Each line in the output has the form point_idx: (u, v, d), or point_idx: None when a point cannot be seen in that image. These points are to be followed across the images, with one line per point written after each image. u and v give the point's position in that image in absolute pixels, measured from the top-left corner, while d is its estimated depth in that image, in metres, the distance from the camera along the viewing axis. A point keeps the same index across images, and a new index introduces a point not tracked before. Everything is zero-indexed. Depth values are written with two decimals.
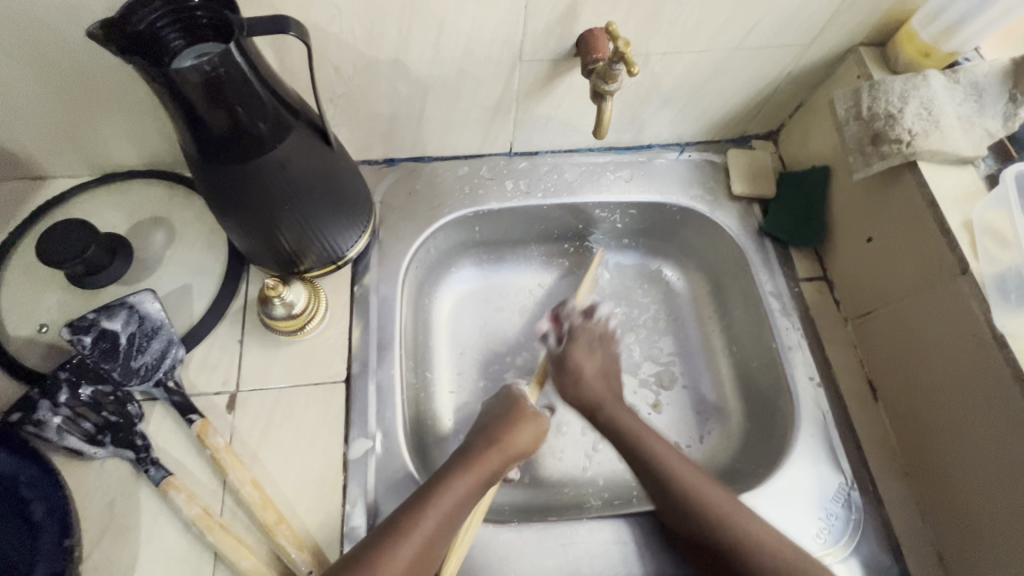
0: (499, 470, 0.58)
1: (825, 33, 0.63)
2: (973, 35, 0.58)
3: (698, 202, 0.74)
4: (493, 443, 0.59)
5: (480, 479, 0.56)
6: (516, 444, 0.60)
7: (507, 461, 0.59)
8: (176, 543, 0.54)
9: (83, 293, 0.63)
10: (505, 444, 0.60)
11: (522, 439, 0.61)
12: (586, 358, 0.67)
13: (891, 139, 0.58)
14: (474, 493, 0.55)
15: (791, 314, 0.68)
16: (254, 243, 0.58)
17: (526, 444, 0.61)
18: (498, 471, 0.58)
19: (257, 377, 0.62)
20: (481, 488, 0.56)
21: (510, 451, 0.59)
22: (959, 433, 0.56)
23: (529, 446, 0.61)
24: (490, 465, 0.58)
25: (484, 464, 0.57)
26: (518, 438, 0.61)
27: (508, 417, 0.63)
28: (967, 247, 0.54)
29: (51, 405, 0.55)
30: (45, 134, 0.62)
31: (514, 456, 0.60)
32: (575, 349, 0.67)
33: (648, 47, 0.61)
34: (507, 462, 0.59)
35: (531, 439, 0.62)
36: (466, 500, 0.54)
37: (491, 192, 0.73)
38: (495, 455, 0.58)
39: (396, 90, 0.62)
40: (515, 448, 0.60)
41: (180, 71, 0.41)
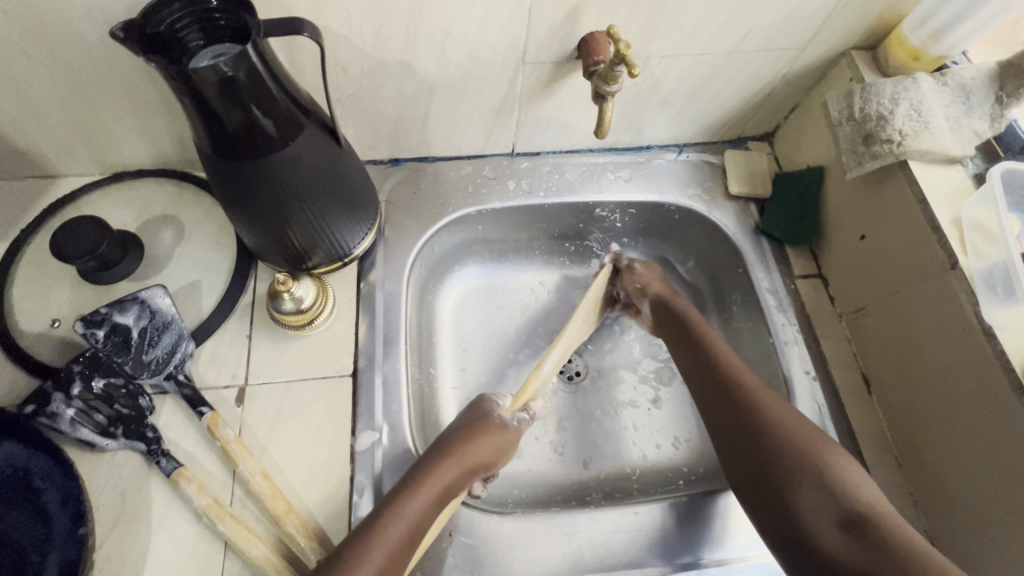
0: (455, 485, 0.56)
1: (818, 37, 0.65)
2: (961, 39, 0.60)
3: (696, 202, 0.76)
4: (445, 457, 0.57)
5: (433, 497, 0.54)
6: (473, 455, 0.58)
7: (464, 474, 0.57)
8: (187, 533, 0.55)
9: (94, 290, 0.64)
10: (460, 457, 0.57)
11: (478, 452, 0.59)
12: (654, 280, 0.72)
13: (883, 140, 0.60)
14: (429, 511, 0.53)
15: (787, 311, 0.70)
16: (264, 239, 0.59)
17: (485, 456, 0.59)
18: (456, 485, 0.56)
19: (265, 371, 0.63)
20: (436, 505, 0.54)
21: (467, 462, 0.57)
22: (950, 423, 0.57)
23: (488, 457, 0.59)
24: (445, 480, 0.55)
25: (433, 481, 0.55)
26: (474, 452, 0.58)
27: (466, 431, 0.60)
28: (956, 242, 0.56)
29: (65, 398, 0.56)
30: (57, 133, 0.63)
31: (473, 468, 0.58)
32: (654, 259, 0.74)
33: (648, 50, 0.63)
34: (466, 474, 0.57)
35: (491, 450, 0.60)
36: (419, 520, 0.52)
37: (494, 191, 0.75)
38: (450, 471, 0.56)
39: (402, 91, 0.64)
40: (471, 462, 0.58)
41: (198, 70, 0.43)
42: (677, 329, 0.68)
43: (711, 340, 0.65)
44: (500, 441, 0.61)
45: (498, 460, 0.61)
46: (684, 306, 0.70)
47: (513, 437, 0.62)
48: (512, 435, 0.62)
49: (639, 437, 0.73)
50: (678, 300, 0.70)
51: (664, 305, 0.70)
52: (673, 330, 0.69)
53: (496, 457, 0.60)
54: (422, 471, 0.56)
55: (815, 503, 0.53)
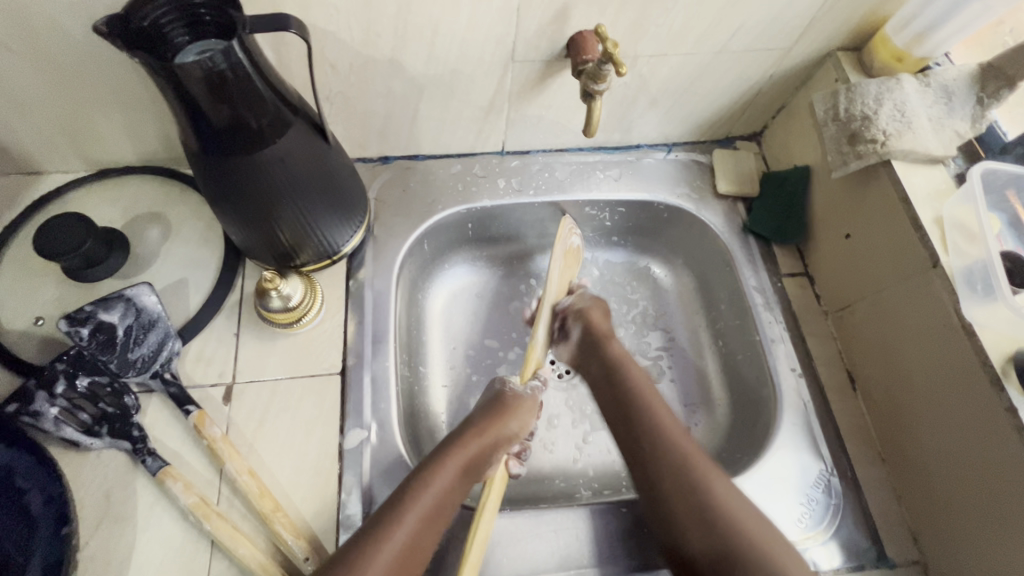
0: (480, 460, 0.58)
1: (804, 38, 0.65)
2: (943, 41, 0.61)
3: (684, 200, 0.76)
4: (469, 435, 0.59)
5: (456, 473, 0.56)
6: (494, 432, 0.60)
7: (489, 448, 0.59)
8: (173, 533, 0.55)
9: (79, 288, 0.64)
10: (480, 435, 0.59)
11: (503, 428, 0.60)
12: (598, 318, 0.68)
13: (867, 140, 0.61)
14: (450, 488, 0.55)
15: (773, 309, 0.71)
16: (252, 237, 0.59)
17: (511, 431, 0.61)
18: (481, 461, 0.58)
19: (253, 369, 0.63)
20: (461, 480, 0.56)
21: (487, 439, 0.59)
22: (933, 420, 0.58)
23: (514, 431, 0.61)
24: (465, 458, 0.57)
25: (456, 458, 0.56)
26: (498, 427, 0.60)
27: (488, 412, 0.61)
28: (937, 241, 0.57)
29: (48, 396, 0.55)
30: (42, 130, 0.62)
31: (499, 443, 0.59)
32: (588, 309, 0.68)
33: (636, 49, 0.63)
34: (491, 449, 0.59)
35: (516, 424, 0.61)
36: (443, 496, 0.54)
37: (483, 189, 0.75)
38: (471, 449, 0.58)
39: (391, 89, 0.64)
40: (495, 437, 0.59)
41: (184, 66, 0.42)
42: (612, 383, 0.65)
43: (646, 396, 0.62)
44: (524, 415, 0.62)
45: (524, 433, 0.62)
46: (618, 351, 0.67)
47: (530, 403, 0.64)
48: (529, 406, 0.64)
49: None
50: (613, 343, 0.67)
51: (597, 352, 0.67)
52: (607, 385, 0.65)
53: (523, 431, 0.62)
54: (447, 449, 0.57)
55: None
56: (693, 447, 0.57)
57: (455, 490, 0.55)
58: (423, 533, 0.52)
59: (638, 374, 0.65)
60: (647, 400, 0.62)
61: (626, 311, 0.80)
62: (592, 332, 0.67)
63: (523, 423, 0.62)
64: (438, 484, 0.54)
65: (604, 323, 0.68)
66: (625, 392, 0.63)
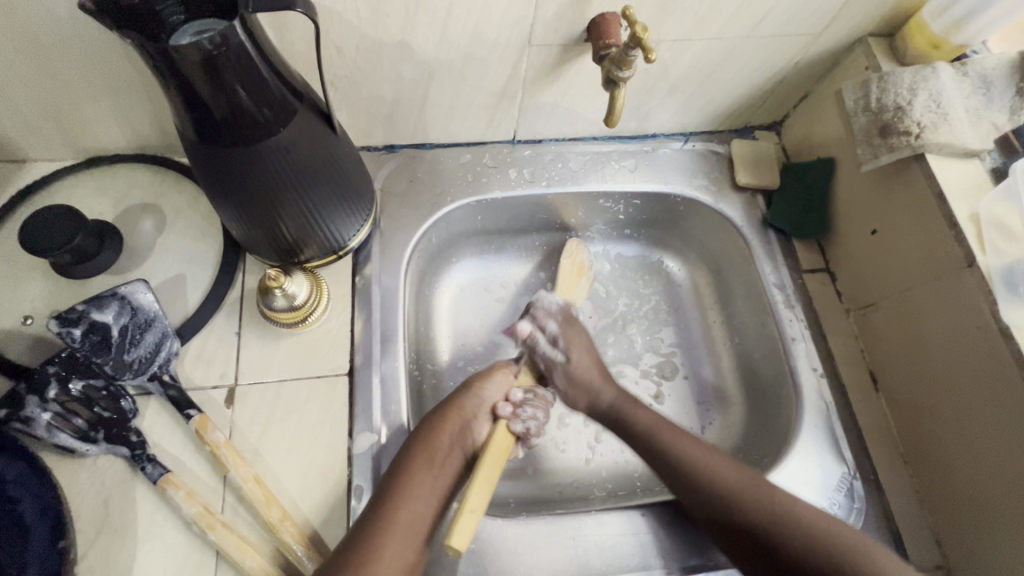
0: (460, 430, 0.58)
1: (836, 23, 0.62)
2: (982, 29, 0.58)
3: (702, 193, 0.73)
4: (444, 411, 0.58)
5: (440, 447, 0.56)
6: (470, 401, 0.60)
7: (466, 417, 0.59)
8: (176, 542, 0.52)
9: (70, 284, 0.60)
10: (458, 410, 0.59)
11: (476, 393, 0.60)
12: (583, 354, 0.66)
13: (900, 132, 0.58)
14: (437, 465, 0.54)
15: (794, 306, 0.68)
16: (253, 232, 0.55)
17: (487, 394, 0.61)
18: (462, 431, 0.58)
19: (256, 369, 0.60)
20: (450, 453, 0.56)
21: (462, 412, 0.59)
22: (960, 422, 0.56)
23: (489, 395, 0.61)
24: (449, 433, 0.57)
25: (440, 436, 0.56)
26: (471, 394, 0.60)
27: (466, 384, 0.62)
28: (974, 239, 0.55)
29: (39, 401, 0.52)
30: (27, 116, 0.58)
31: (472, 407, 0.59)
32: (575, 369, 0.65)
33: (661, 33, 0.60)
34: (470, 415, 0.59)
35: (489, 388, 0.61)
36: (433, 474, 0.54)
37: (494, 180, 0.72)
38: (452, 424, 0.57)
39: (400, 74, 0.60)
40: (468, 403, 0.59)
41: (180, 49, 0.39)
42: (669, 465, 0.57)
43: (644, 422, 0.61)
44: (496, 376, 0.63)
45: (503, 396, 0.62)
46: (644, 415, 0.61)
47: (502, 369, 0.64)
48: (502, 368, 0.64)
49: None
50: (607, 391, 0.64)
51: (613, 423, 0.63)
52: (660, 464, 0.58)
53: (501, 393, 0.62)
54: (424, 428, 0.57)
55: None
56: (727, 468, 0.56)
57: (443, 463, 0.55)
58: (423, 511, 0.52)
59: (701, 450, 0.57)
60: (717, 473, 0.55)
61: (638, 306, 0.78)
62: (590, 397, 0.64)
63: (495, 387, 0.62)
64: (424, 461, 0.54)
65: (606, 393, 0.63)
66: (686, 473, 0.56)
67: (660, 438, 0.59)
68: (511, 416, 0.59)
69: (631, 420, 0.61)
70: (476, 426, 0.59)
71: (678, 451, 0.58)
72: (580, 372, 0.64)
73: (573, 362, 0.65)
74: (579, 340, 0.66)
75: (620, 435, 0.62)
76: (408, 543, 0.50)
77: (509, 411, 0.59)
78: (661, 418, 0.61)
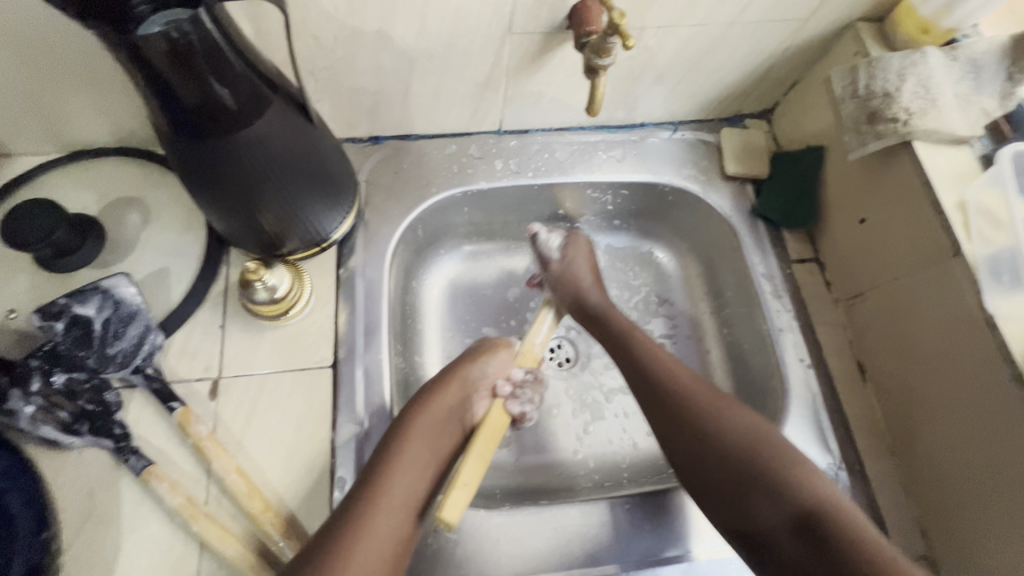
0: (459, 403, 0.58)
1: (824, 8, 0.61)
2: (972, 12, 0.57)
3: (691, 182, 0.73)
4: (443, 380, 0.59)
5: (434, 419, 0.56)
6: (471, 375, 0.60)
7: (465, 390, 0.59)
8: (160, 533, 0.53)
9: (55, 278, 0.61)
10: (459, 380, 0.59)
11: (477, 364, 0.60)
12: (581, 256, 0.70)
13: (888, 118, 0.57)
14: (432, 435, 0.55)
15: (783, 296, 0.68)
16: (234, 225, 0.55)
17: (488, 368, 0.61)
18: (458, 404, 0.58)
19: (240, 362, 0.60)
20: (444, 423, 0.56)
21: (463, 385, 0.59)
22: (945, 411, 0.56)
23: (490, 369, 0.61)
24: (446, 403, 0.57)
25: (435, 407, 0.56)
26: (472, 366, 0.60)
27: (468, 355, 0.62)
28: (960, 227, 0.54)
29: (23, 395, 0.52)
30: (8, 110, 0.58)
31: (474, 380, 0.60)
32: (572, 263, 0.69)
33: (644, 20, 0.59)
34: (468, 388, 0.59)
35: (491, 362, 0.61)
36: (427, 446, 0.54)
37: (480, 171, 0.71)
38: (451, 394, 0.58)
39: (380, 64, 0.60)
40: (470, 375, 0.60)
41: (146, 38, 0.39)
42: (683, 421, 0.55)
43: (622, 323, 0.65)
44: (499, 353, 0.62)
45: (503, 372, 0.62)
46: (623, 322, 0.65)
47: (504, 345, 0.64)
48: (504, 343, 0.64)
49: (630, 425, 0.72)
50: (593, 292, 0.67)
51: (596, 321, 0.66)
52: (664, 414, 0.57)
53: (502, 367, 0.62)
54: (422, 399, 0.57)
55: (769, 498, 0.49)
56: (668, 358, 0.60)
57: (438, 436, 0.55)
58: (415, 482, 0.51)
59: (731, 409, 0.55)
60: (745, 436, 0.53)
61: (627, 297, 0.78)
62: (573, 287, 0.67)
63: (496, 361, 0.62)
64: (419, 430, 0.54)
65: (594, 293, 0.67)
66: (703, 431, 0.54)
67: (680, 393, 0.57)
68: (510, 396, 0.60)
69: (639, 344, 0.62)
70: (476, 400, 0.59)
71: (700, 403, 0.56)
72: (574, 271, 0.68)
73: (569, 259, 0.69)
74: (580, 250, 0.70)
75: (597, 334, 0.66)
76: (400, 517, 0.48)
77: (507, 391, 0.60)
78: (688, 372, 0.59)
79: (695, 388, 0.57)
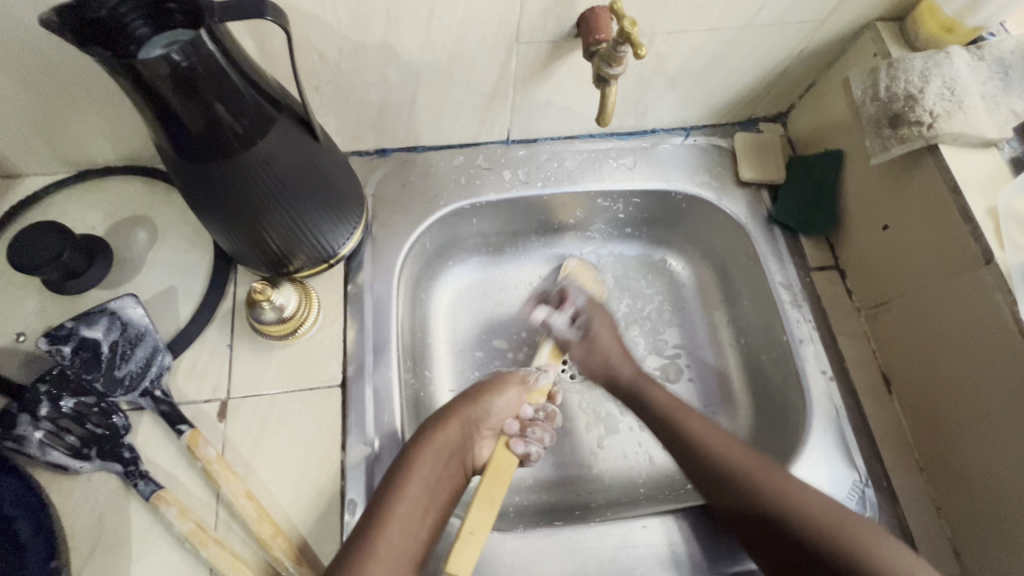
0: (460, 439, 0.57)
1: (842, 8, 0.59)
2: (999, 9, 0.54)
3: (705, 189, 0.71)
4: (445, 417, 0.57)
5: (439, 456, 0.55)
6: (477, 412, 0.58)
7: (468, 427, 0.57)
8: (170, 559, 0.52)
9: (63, 299, 0.60)
10: (465, 416, 0.58)
11: (484, 404, 0.59)
12: (605, 329, 0.67)
13: (911, 122, 0.55)
14: (435, 473, 0.54)
15: (802, 305, 0.66)
16: (240, 244, 0.54)
17: (495, 408, 0.59)
18: (462, 441, 0.57)
19: (248, 383, 0.59)
20: (445, 461, 0.55)
21: (468, 421, 0.58)
22: (978, 428, 0.54)
23: (497, 409, 0.59)
24: (449, 439, 0.56)
25: (439, 441, 0.55)
26: (477, 403, 0.59)
27: (474, 389, 0.60)
28: (990, 235, 0.52)
29: (31, 419, 0.52)
30: (14, 133, 0.58)
31: (479, 418, 0.58)
32: (595, 327, 0.67)
33: (654, 26, 0.57)
34: (473, 425, 0.58)
35: (499, 402, 0.60)
36: (427, 487, 0.53)
37: (488, 182, 0.70)
38: (456, 429, 0.57)
39: (386, 77, 0.58)
40: (474, 413, 0.58)
41: (146, 62, 0.38)
42: (784, 528, 0.51)
43: (657, 399, 0.62)
44: (508, 391, 0.61)
45: (513, 409, 0.60)
46: (659, 396, 0.62)
47: (514, 380, 0.62)
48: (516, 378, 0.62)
49: (645, 439, 0.70)
50: (625, 367, 0.65)
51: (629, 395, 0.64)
52: (706, 478, 0.56)
53: (510, 406, 0.60)
54: (422, 436, 0.55)
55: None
56: (688, 415, 0.59)
57: (439, 475, 0.54)
58: (417, 528, 0.51)
59: (839, 511, 0.51)
60: (797, 495, 0.52)
61: (641, 306, 0.76)
62: (601, 353, 0.66)
63: (506, 399, 0.60)
64: (418, 472, 0.53)
65: (625, 365, 0.65)
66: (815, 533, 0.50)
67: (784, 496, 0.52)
68: (518, 435, 0.58)
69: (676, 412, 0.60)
70: (479, 439, 0.58)
71: (810, 515, 0.51)
72: (597, 342, 0.66)
73: (593, 336, 0.67)
74: (600, 316, 0.68)
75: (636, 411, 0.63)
76: (398, 560, 0.49)
77: (515, 429, 0.58)
78: (752, 456, 0.55)
79: (717, 439, 0.57)
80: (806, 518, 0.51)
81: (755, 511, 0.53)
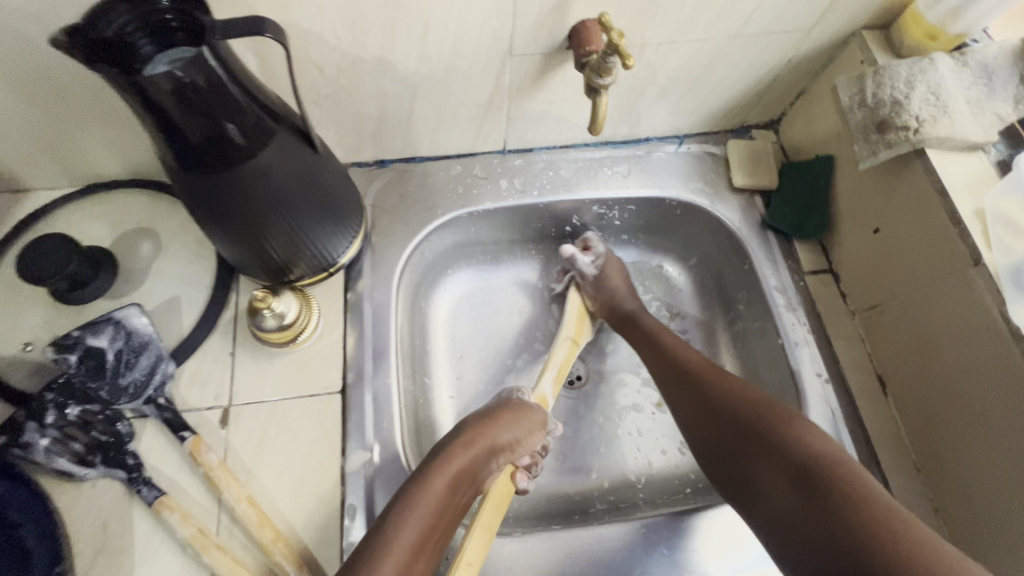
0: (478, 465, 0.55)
1: (828, 17, 0.60)
2: (981, 17, 0.55)
3: (698, 195, 0.72)
4: (468, 439, 0.56)
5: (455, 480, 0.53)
6: (499, 440, 0.57)
7: (487, 454, 0.56)
8: (172, 565, 0.53)
9: (69, 310, 0.62)
10: (487, 441, 0.57)
11: (507, 430, 0.58)
12: (619, 271, 0.73)
13: (897, 126, 0.56)
14: (448, 496, 0.52)
15: (796, 309, 0.66)
16: (242, 253, 0.56)
17: (517, 435, 0.59)
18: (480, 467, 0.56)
19: (250, 391, 0.60)
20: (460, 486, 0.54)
21: (489, 448, 0.57)
22: (973, 429, 0.54)
23: (519, 437, 0.59)
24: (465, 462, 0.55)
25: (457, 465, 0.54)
26: (500, 431, 0.58)
27: (498, 415, 0.60)
28: (978, 237, 0.53)
29: (38, 427, 0.53)
30: (23, 148, 0.60)
31: (501, 446, 0.57)
32: (608, 269, 0.72)
33: (644, 38, 0.58)
34: (494, 453, 0.57)
35: (521, 429, 0.59)
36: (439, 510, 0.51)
37: (485, 191, 0.71)
38: (476, 452, 0.56)
39: (383, 90, 0.60)
40: (498, 441, 0.57)
41: (151, 79, 0.40)
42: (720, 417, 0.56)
43: (650, 324, 0.68)
44: (530, 421, 0.60)
45: (530, 441, 0.60)
46: (651, 322, 0.68)
47: (539, 418, 0.61)
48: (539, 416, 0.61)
49: (643, 444, 0.70)
50: (630, 301, 0.71)
51: (622, 320, 0.70)
52: (670, 375, 0.62)
53: (529, 437, 0.60)
54: (442, 457, 0.54)
55: (763, 473, 0.52)
56: (667, 334, 0.66)
57: (452, 500, 0.53)
58: (422, 550, 0.49)
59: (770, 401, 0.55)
60: (735, 391, 0.57)
61: None
62: (609, 287, 0.71)
63: (527, 430, 0.60)
64: (433, 492, 0.51)
65: (630, 300, 0.70)
66: (777, 450, 0.52)
67: (752, 413, 0.55)
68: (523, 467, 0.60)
69: (658, 334, 0.66)
70: (494, 466, 0.57)
71: (744, 405, 0.56)
72: (608, 277, 0.72)
73: (605, 275, 0.72)
74: (613, 261, 0.73)
75: (625, 334, 0.69)
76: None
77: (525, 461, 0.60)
78: (707, 363, 0.61)
79: (682, 350, 0.63)
80: (739, 407, 0.56)
81: (700, 398, 0.59)
